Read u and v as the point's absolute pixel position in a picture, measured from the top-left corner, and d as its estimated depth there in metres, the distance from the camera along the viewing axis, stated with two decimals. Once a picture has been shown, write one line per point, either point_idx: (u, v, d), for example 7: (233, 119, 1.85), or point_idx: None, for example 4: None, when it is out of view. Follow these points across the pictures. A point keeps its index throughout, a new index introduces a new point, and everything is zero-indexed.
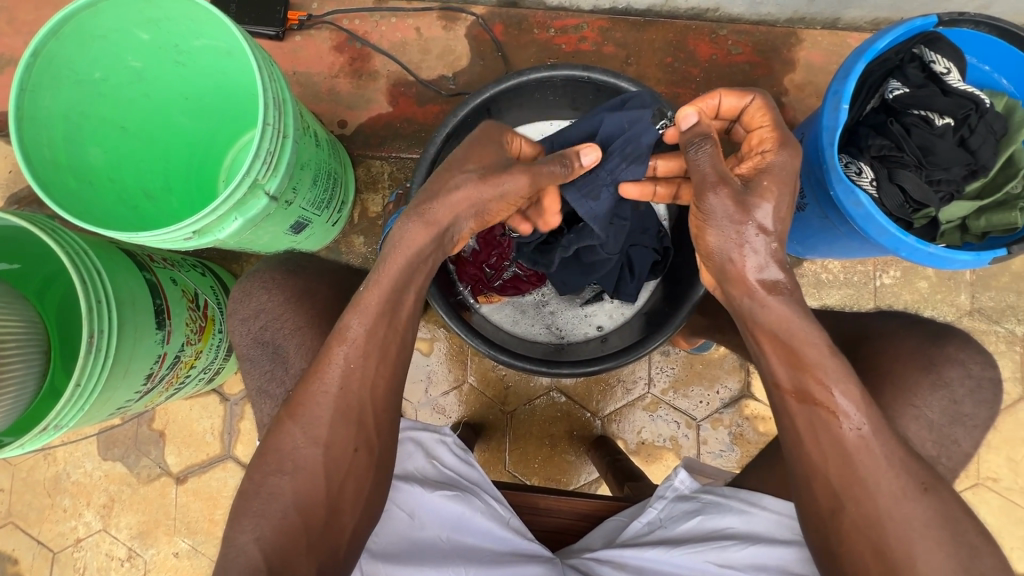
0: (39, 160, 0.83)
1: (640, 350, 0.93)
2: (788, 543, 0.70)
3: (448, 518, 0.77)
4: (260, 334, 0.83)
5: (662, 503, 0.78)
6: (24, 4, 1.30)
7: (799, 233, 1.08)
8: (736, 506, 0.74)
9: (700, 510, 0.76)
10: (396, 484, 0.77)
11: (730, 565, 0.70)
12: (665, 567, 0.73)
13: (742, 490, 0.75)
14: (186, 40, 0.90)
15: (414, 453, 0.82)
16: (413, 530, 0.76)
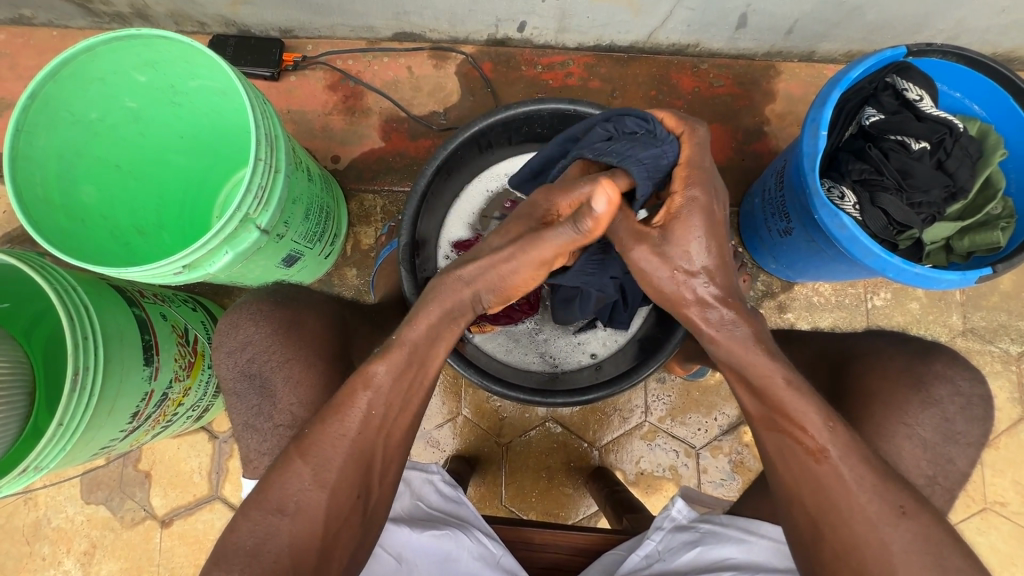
0: (33, 197, 0.84)
1: (633, 377, 0.92)
2: (787, 573, 0.68)
3: (438, 557, 0.75)
4: (246, 366, 0.81)
5: (660, 534, 0.76)
6: (26, 51, 1.34)
7: (788, 257, 1.09)
8: (735, 535, 0.72)
9: (699, 541, 0.74)
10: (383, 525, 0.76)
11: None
12: None
13: (740, 517, 0.74)
14: (182, 81, 0.93)
15: (402, 491, 0.82)
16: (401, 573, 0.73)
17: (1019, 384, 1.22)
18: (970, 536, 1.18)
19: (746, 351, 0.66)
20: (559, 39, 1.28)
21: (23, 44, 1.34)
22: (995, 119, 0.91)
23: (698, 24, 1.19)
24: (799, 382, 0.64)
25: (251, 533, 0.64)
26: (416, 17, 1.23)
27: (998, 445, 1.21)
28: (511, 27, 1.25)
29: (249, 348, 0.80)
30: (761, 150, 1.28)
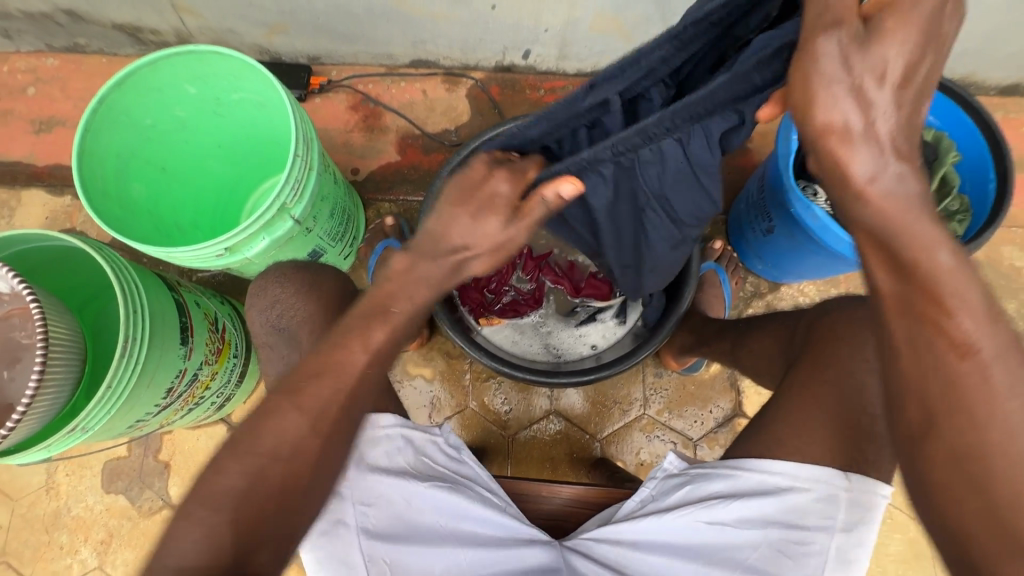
0: (93, 189, 0.94)
1: (631, 358, 1.01)
2: (771, 494, 0.67)
3: (443, 510, 0.67)
4: (276, 322, 0.87)
5: (653, 482, 0.75)
6: (77, 75, 1.48)
7: (771, 255, 1.20)
8: (722, 471, 0.70)
9: (688, 482, 0.72)
10: (365, 479, 0.65)
11: (720, 522, 0.67)
12: (657, 537, 0.69)
13: (730, 458, 0.72)
14: (227, 94, 1.04)
15: (385, 446, 0.69)
16: (410, 515, 0.66)
17: None
18: None
19: (906, 215, 0.50)
20: (560, 65, 1.43)
21: (75, 69, 1.48)
22: (948, 128, 1.02)
23: None
24: (957, 267, 0.50)
25: (233, 485, 0.58)
26: (432, 45, 1.37)
27: None
28: (517, 55, 1.39)
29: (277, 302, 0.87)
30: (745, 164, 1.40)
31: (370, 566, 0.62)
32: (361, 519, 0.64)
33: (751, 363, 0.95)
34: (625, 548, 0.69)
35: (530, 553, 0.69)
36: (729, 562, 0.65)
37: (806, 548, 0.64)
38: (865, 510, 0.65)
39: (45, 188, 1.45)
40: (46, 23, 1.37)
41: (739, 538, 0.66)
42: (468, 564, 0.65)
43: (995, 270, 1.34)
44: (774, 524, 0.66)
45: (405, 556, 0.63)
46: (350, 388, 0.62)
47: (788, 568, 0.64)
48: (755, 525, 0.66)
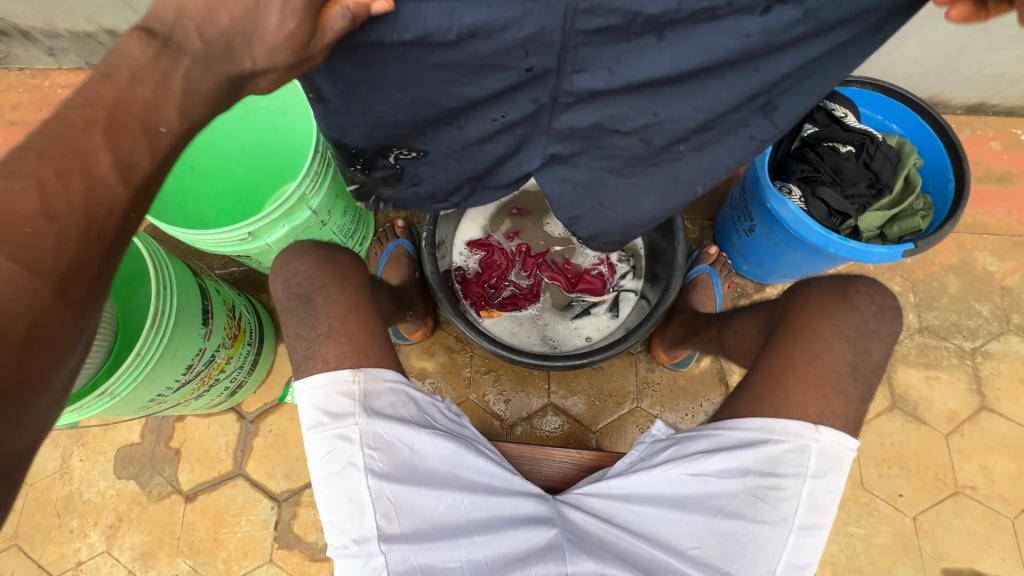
0: None
1: (623, 343, 1.09)
2: (748, 445, 0.70)
3: (446, 459, 0.71)
4: (294, 289, 0.79)
5: (641, 446, 0.79)
6: None
7: (755, 255, 1.28)
8: (706, 431, 0.74)
9: (674, 444, 0.75)
10: (375, 426, 0.68)
11: (704, 474, 0.70)
12: (646, 491, 0.72)
13: (715, 421, 0.75)
14: (253, 101, 1.15)
15: (394, 401, 0.71)
16: (412, 463, 0.69)
17: (976, 376, 1.35)
18: (944, 518, 1.26)
19: None
20: None
21: None
22: (911, 135, 1.12)
23: None
24: None
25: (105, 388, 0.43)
26: None
27: (962, 431, 1.31)
28: None
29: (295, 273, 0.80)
30: None
31: (379, 502, 0.66)
32: (371, 462, 0.67)
33: (733, 345, 1.01)
34: (613, 500, 0.73)
35: (527, 504, 0.73)
36: (708, 509, 0.69)
37: (783, 496, 0.67)
38: (835, 459, 0.69)
39: None
40: (88, 42, 1.51)
41: (721, 488, 0.69)
42: (467, 507, 0.69)
43: (969, 273, 1.41)
44: (753, 473, 0.69)
45: (412, 496, 0.67)
46: (108, 241, 0.44)
47: (765, 513, 0.67)
48: (733, 475, 0.69)
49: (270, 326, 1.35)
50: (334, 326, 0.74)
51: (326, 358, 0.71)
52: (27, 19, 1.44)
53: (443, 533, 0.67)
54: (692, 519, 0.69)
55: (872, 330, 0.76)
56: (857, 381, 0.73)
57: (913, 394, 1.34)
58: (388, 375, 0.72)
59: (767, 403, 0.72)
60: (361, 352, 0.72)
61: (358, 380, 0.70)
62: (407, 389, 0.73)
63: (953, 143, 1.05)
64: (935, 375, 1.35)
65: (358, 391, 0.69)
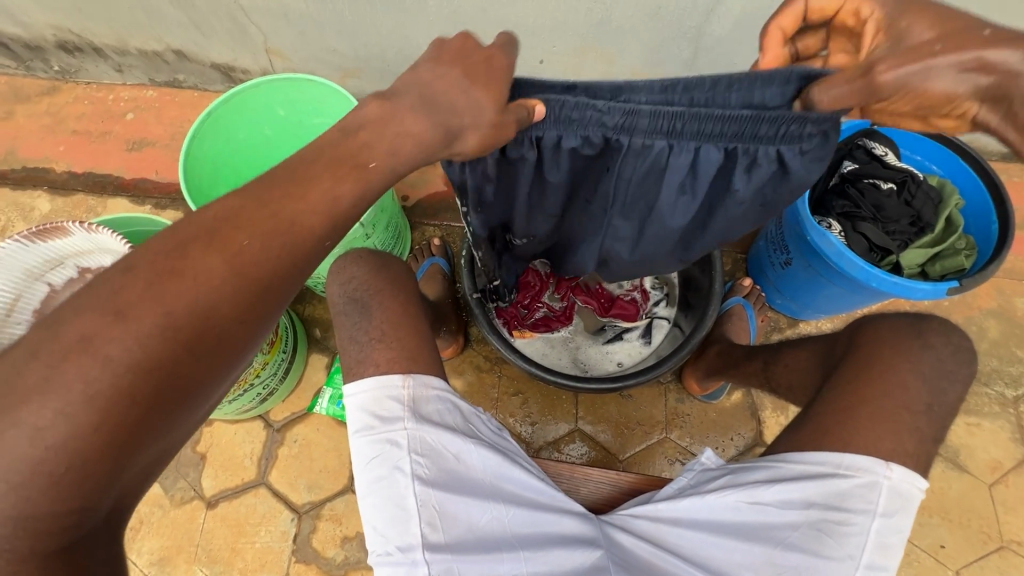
0: (191, 184, 1.09)
1: (658, 370, 1.09)
2: (808, 477, 0.66)
3: (493, 470, 0.68)
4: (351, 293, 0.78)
5: (690, 473, 0.75)
6: (171, 106, 1.70)
7: (790, 289, 1.28)
8: (762, 462, 0.70)
9: (727, 473, 0.72)
10: (424, 431, 0.65)
11: (760, 502, 0.67)
12: (699, 518, 0.69)
13: (773, 453, 0.73)
14: (309, 118, 1.21)
15: (444, 409, 0.69)
16: (458, 472, 0.66)
17: (1020, 426, 1.30)
18: None
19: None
20: None
21: (171, 100, 1.70)
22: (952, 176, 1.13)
23: None
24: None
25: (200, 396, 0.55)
26: None
27: (1006, 482, 1.26)
28: None
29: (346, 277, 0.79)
30: None
31: (424, 510, 0.62)
32: (418, 468, 0.64)
33: (774, 378, 1.00)
34: (660, 523, 0.70)
35: (572, 522, 0.70)
36: (768, 539, 0.65)
37: (850, 531, 0.63)
38: (905, 499, 0.64)
39: (129, 198, 1.62)
40: (155, 60, 1.60)
41: (780, 518, 0.66)
42: (511, 521, 0.66)
43: (1010, 318, 1.39)
44: (816, 506, 0.65)
45: (458, 506, 0.64)
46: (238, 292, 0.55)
47: (831, 548, 0.62)
48: (794, 507, 0.65)
49: (304, 336, 1.37)
50: (388, 331, 0.72)
51: (378, 361, 0.69)
52: (101, 36, 1.54)
53: (489, 548, 0.63)
54: (749, 550, 0.65)
55: (945, 368, 0.72)
56: (931, 421, 0.69)
57: (954, 441, 1.29)
58: (436, 383, 0.70)
59: (833, 435, 0.68)
60: (412, 358, 0.70)
61: (407, 385, 0.68)
62: (453, 397, 0.70)
63: (995, 184, 1.05)
64: (976, 422, 1.31)
65: (407, 396, 0.67)
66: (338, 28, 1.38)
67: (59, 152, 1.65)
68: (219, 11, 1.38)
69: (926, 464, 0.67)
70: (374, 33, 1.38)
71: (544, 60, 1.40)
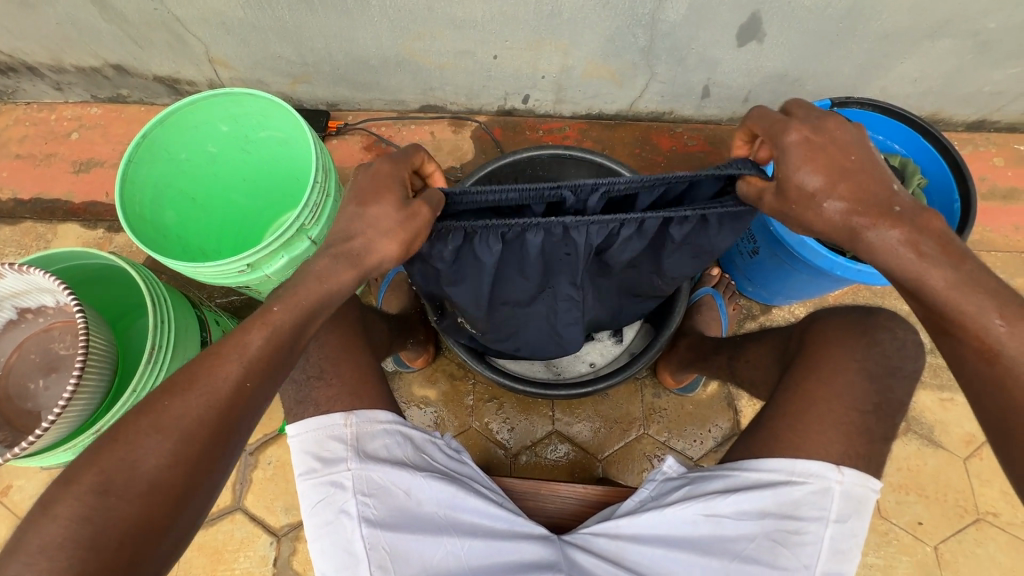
0: (130, 213, 1.04)
1: (627, 371, 1.07)
2: (764, 486, 0.66)
3: (443, 501, 0.70)
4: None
5: (652, 485, 0.75)
6: (117, 122, 1.63)
7: (760, 278, 1.27)
8: (721, 472, 0.70)
9: (688, 484, 0.71)
10: (370, 470, 0.68)
11: (718, 515, 0.66)
12: (658, 534, 0.68)
13: (729, 461, 0.72)
14: (254, 132, 1.16)
15: (391, 444, 0.72)
16: (409, 508, 0.68)
17: None
18: (967, 548, 1.21)
19: None
20: (557, 109, 1.57)
21: (117, 116, 1.64)
22: (914, 155, 1.12)
23: (670, 95, 1.47)
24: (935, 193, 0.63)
25: None
26: (440, 91, 1.51)
27: (980, 455, 1.27)
28: (517, 99, 1.53)
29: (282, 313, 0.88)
30: None
31: (374, 552, 0.64)
32: (365, 509, 0.66)
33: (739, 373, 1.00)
34: (621, 541, 0.70)
35: (529, 546, 0.70)
36: (725, 552, 0.64)
37: (804, 539, 0.63)
38: (857, 502, 0.64)
39: (80, 223, 1.54)
40: (95, 76, 1.53)
41: (736, 530, 0.65)
42: (465, 553, 0.67)
43: None
44: (772, 516, 0.64)
45: (409, 544, 0.65)
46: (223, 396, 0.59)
47: (784, 558, 0.62)
48: (751, 518, 0.65)
49: None
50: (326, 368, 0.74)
51: (317, 401, 0.73)
52: (34, 55, 1.47)
53: None
54: (707, 564, 0.64)
55: (896, 364, 0.71)
56: (881, 421, 0.69)
57: (928, 417, 1.30)
58: (382, 417, 0.73)
59: (785, 440, 0.68)
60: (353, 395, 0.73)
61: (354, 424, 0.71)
62: (402, 431, 0.73)
63: (957, 162, 1.04)
64: (950, 397, 1.31)
65: (351, 435, 0.70)
66: (281, 34, 1.32)
67: (3, 179, 1.58)
68: (152, 21, 1.31)
69: (880, 463, 0.67)
70: (320, 38, 1.32)
71: (498, 54, 1.35)
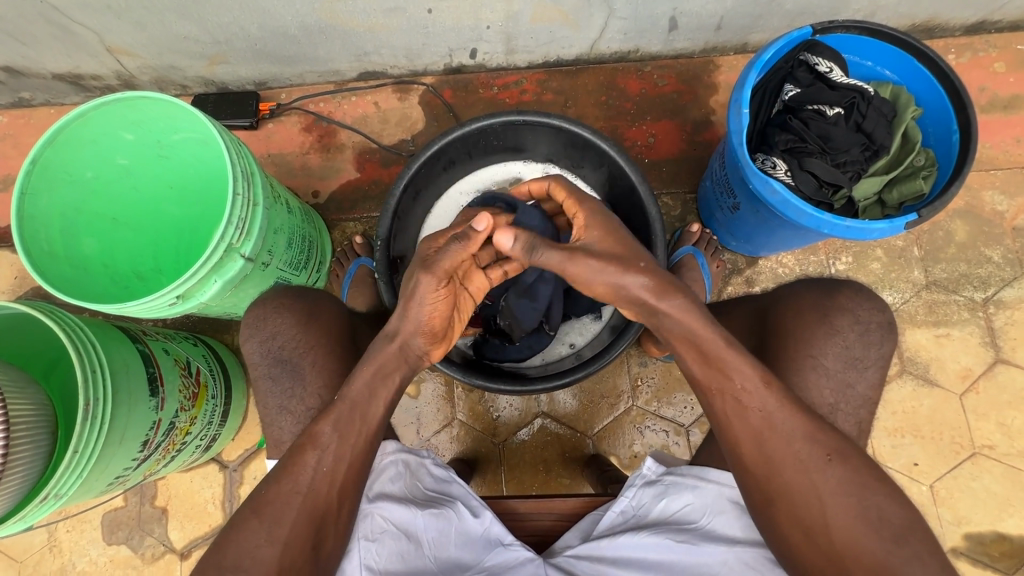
0: (38, 251, 0.93)
1: (607, 356, 1.01)
2: (729, 511, 0.76)
3: (430, 537, 0.80)
4: (279, 353, 0.93)
5: (632, 491, 0.82)
6: (27, 130, 1.46)
7: (742, 232, 1.17)
8: (690, 483, 0.79)
9: (665, 494, 0.80)
10: (375, 507, 0.79)
11: (690, 542, 0.73)
12: (639, 554, 0.75)
13: (693, 467, 0.81)
14: (166, 136, 1.02)
15: (395, 479, 0.84)
16: (408, 545, 0.78)
17: (989, 328, 1.26)
18: (963, 482, 1.21)
19: None
20: (510, 60, 1.40)
21: (25, 123, 1.47)
22: (907, 81, 0.99)
23: (633, 32, 1.30)
24: None
25: None
26: (377, 56, 1.34)
27: (977, 389, 1.24)
28: (464, 55, 1.37)
29: (279, 335, 0.92)
30: (711, 138, 1.40)
31: None
32: (372, 549, 0.75)
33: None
34: (602, 564, 0.76)
35: None
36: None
37: (770, 561, 0.71)
38: None
39: (10, 248, 1.42)
40: None
41: (708, 556, 0.72)
42: None
43: (976, 215, 1.31)
44: (740, 543, 0.73)
45: None
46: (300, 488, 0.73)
47: None
48: (719, 541, 0.73)
49: (236, 369, 1.28)
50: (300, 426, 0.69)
51: None
52: None
53: None
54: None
55: None
56: None
57: (923, 356, 1.26)
58: (389, 451, 0.85)
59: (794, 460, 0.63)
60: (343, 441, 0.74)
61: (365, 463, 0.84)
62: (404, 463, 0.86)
63: (956, 88, 0.92)
64: (946, 333, 1.27)
65: None
66: (178, 12, 1.14)
67: None
68: (27, 13, 1.13)
69: None
70: (224, 11, 1.15)
71: (432, 8, 1.18)
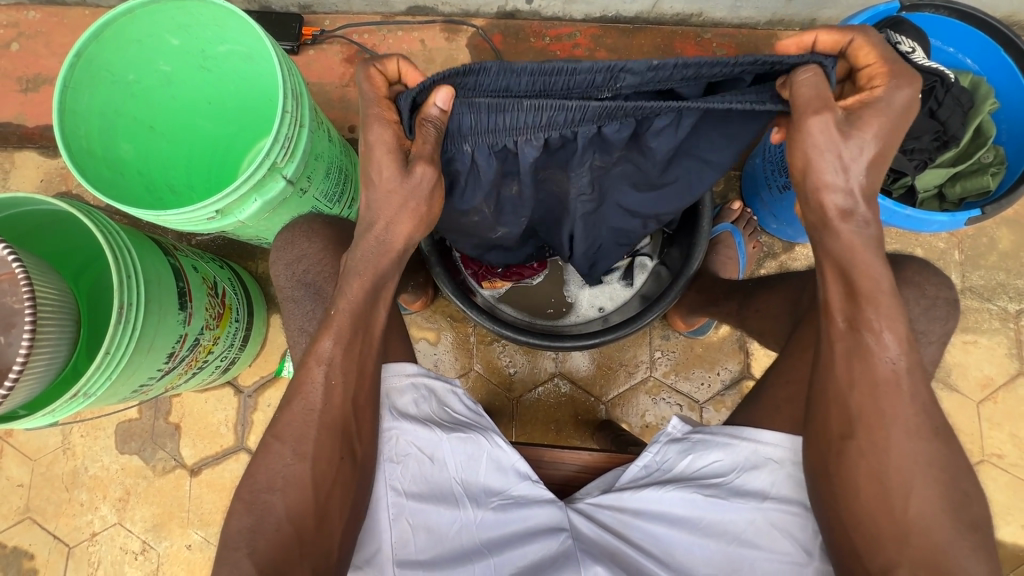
0: (77, 148, 0.91)
1: (638, 322, 0.99)
2: (760, 467, 0.75)
3: (457, 460, 0.80)
4: (303, 276, 0.91)
5: (656, 446, 0.81)
6: (60, 29, 1.42)
7: (786, 215, 1.15)
8: (721, 441, 0.77)
9: (691, 449, 0.79)
10: (404, 427, 0.80)
11: (715, 497, 0.74)
12: (665, 506, 0.76)
13: (726, 425, 0.79)
14: (212, 46, 0.99)
15: (424, 399, 0.84)
16: (434, 470, 0.79)
17: (1017, 340, 1.25)
18: None
19: None
20: (566, 10, 1.34)
21: (57, 21, 1.42)
22: (988, 73, 0.95)
23: None
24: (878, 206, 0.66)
25: None
26: None
27: (995, 399, 1.24)
28: None
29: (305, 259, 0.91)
30: None
31: (402, 516, 0.75)
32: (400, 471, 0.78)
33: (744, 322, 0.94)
34: (624, 515, 0.77)
35: (532, 512, 0.80)
36: (723, 535, 0.73)
37: (796, 521, 0.72)
38: None
39: (37, 150, 1.40)
40: None
41: (732, 515, 0.73)
42: (480, 527, 0.77)
43: None
44: (769, 498, 0.73)
45: (431, 509, 0.76)
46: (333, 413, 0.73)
47: (778, 542, 0.71)
48: (749, 498, 0.73)
49: (260, 296, 1.28)
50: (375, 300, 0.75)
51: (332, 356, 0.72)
52: None
53: (463, 546, 0.75)
54: (706, 545, 0.73)
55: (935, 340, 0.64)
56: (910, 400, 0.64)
57: (947, 361, 1.25)
58: (410, 371, 0.85)
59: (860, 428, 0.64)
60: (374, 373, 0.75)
61: (385, 380, 0.83)
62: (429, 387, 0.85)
63: None
64: (973, 340, 1.26)
65: (385, 389, 0.82)
66: None
67: None
68: None
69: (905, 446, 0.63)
70: None
71: None
